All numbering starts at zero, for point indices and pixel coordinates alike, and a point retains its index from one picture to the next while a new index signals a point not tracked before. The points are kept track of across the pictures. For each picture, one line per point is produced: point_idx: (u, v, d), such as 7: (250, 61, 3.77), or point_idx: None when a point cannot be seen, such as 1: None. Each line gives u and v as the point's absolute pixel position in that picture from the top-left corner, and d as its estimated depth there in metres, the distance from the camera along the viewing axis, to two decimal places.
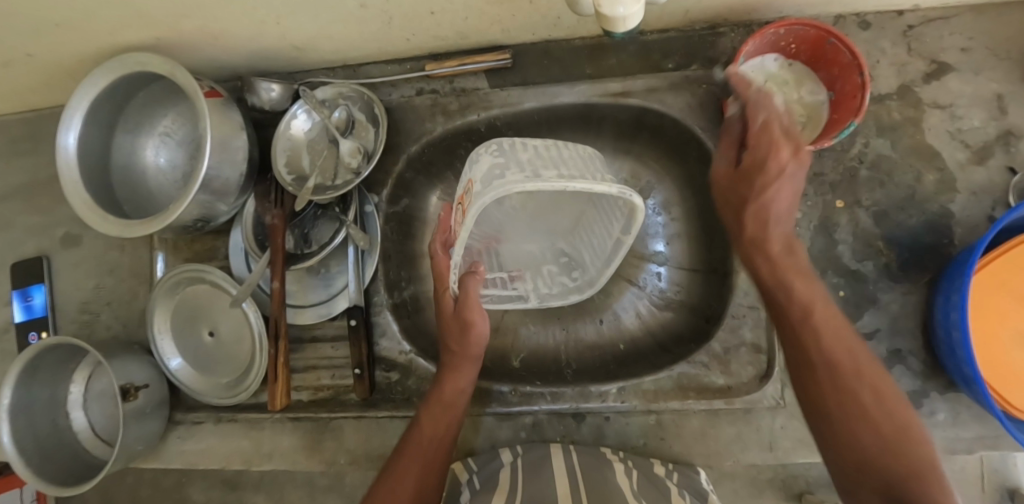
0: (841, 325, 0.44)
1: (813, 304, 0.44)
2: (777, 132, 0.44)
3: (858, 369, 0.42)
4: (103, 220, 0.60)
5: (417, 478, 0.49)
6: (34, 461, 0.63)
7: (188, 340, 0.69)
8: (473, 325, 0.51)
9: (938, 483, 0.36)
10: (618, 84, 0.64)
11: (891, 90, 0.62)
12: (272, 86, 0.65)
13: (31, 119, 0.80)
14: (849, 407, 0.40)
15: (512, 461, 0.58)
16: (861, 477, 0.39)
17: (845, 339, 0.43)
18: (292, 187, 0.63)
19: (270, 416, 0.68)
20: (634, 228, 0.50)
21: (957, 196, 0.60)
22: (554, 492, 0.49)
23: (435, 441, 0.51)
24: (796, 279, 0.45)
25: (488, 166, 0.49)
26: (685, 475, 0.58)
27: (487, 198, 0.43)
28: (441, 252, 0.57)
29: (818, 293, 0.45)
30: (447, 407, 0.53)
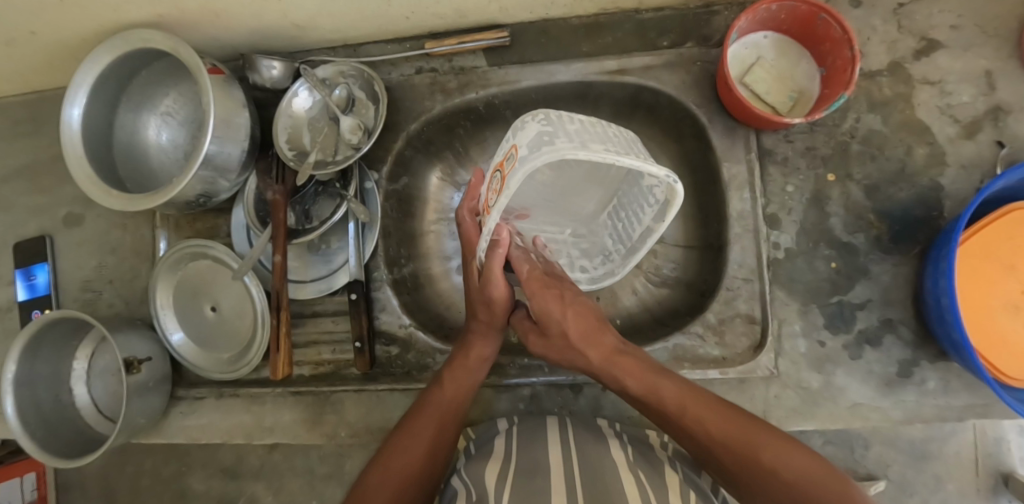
0: (712, 402, 0.45)
1: (684, 401, 0.44)
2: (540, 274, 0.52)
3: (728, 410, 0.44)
4: (107, 195, 0.60)
5: (432, 436, 0.50)
6: (37, 434, 0.63)
7: (191, 316, 0.70)
8: (494, 293, 0.50)
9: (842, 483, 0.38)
10: (614, 62, 0.65)
11: (881, 67, 0.63)
12: (273, 64, 0.66)
13: (33, 101, 0.80)
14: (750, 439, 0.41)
15: (507, 429, 0.58)
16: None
17: (724, 418, 0.43)
18: (293, 162, 0.64)
19: (270, 391, 0.69)
20: (667, 216, 0.50)
21: (947, 170, 0.61)
22: (546, 464, 0.50)
23: (454, 402, 0.52)
24: (661, 382, 0.46)
25: (533, 134, 0.46)
26: (679, 445, 0.59)
27: (537, 163, 0.41)
28: (469, 218, 0.56)
29: (677, 385, 0.46)
30: (468, 372, 0.54)
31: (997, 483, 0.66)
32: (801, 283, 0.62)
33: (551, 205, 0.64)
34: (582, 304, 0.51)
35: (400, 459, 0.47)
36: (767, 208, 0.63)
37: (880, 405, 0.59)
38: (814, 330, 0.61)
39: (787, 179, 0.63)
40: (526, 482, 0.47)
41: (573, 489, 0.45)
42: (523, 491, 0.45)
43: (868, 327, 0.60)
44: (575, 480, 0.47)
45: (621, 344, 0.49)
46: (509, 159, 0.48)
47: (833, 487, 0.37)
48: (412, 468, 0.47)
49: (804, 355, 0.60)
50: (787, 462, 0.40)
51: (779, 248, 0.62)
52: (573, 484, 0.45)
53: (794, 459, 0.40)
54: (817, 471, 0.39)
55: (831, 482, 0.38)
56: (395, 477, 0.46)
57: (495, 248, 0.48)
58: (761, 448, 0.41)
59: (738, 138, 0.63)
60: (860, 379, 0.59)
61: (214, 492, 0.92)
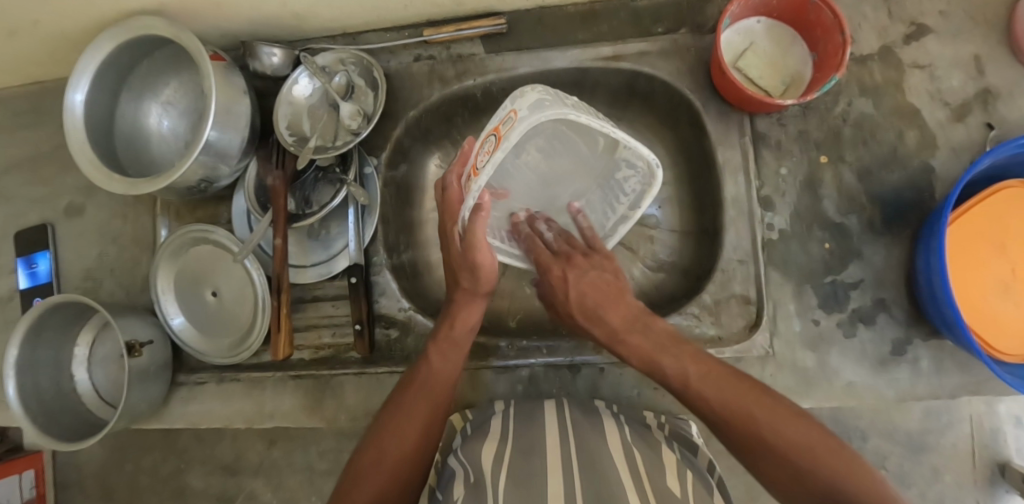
0: (724, 374, 0.45)
1: (686, 370, 0.46)
2: (546, 256, 0.57)
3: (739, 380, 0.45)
4: (109, 180, 0.61)
5: (425, 412, 0.50)
6: (38, 419, 0.64)
7: (193, 301, 0.70)
8: (480, 260, 0.50)
9: (836, 450, 0.39)
10: (609, 49, 0.66)
11: (872, 52, 0.64)
12: (274, 51, 0.67)
13: (34, 93, 0.81)
14: (751, 403, 0.43)
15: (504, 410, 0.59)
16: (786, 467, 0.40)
17: (727, 389, 0.44)
18: (293, 147, 0.65)
19: (271, 375, 0.70)
20: (640, 205, 0.56)
21: (938, 152, 0.62)
22: (543, 444, 0.50)
23: (443, 375, 0.53)
24: (665, 356, 0.48)
25: (532, 100, 0.48)
26: (674, 424, 0.59)
27: (542, 118, 0.44)
28: (457, 182, 0.55)
29: (686, 356, 0.47)
30: (456, 342, 0.55)
31: (994, 473, 0.66)
32: (795, 264, 0.62)
33: (529, 188, 0.66)
34: (599, 280, 0.55)
35: (394, 437, 0.48)
36: (761, 190, 0.64)
37: (875, 383, 0.60)
38: (809, 310, 0.61)
39: (780, 161, 0.64)
40: (524, 462, 0.47)
41: (569, 468, 0.46)
42: (522, 471, 0.45)
43: (862, 306, 0.61)
44: (572, 460, 0.47)
45: (638, 315, 0.52)
46: (505, 123, 0.48)
47: (823, 450, 0.39)
48: (408, 445, 0.48)
49: (799, 334, 0.61)
50: (780, 431, 0.41)
51: (773, 230, 0.63)
52: (569, 464, 0.46)
53: (796, 431, 0.40)
54: (810, 435, 0.40)
55: (826, 455, 0.39)
56: (391, 457, 0.47)
57: (479, 213, 0.48)
58: (761, 418, 0.42)
59: (732, 123, 0.64)
60: (854, 358, 0.60)
61: (213, 489, 0.92)
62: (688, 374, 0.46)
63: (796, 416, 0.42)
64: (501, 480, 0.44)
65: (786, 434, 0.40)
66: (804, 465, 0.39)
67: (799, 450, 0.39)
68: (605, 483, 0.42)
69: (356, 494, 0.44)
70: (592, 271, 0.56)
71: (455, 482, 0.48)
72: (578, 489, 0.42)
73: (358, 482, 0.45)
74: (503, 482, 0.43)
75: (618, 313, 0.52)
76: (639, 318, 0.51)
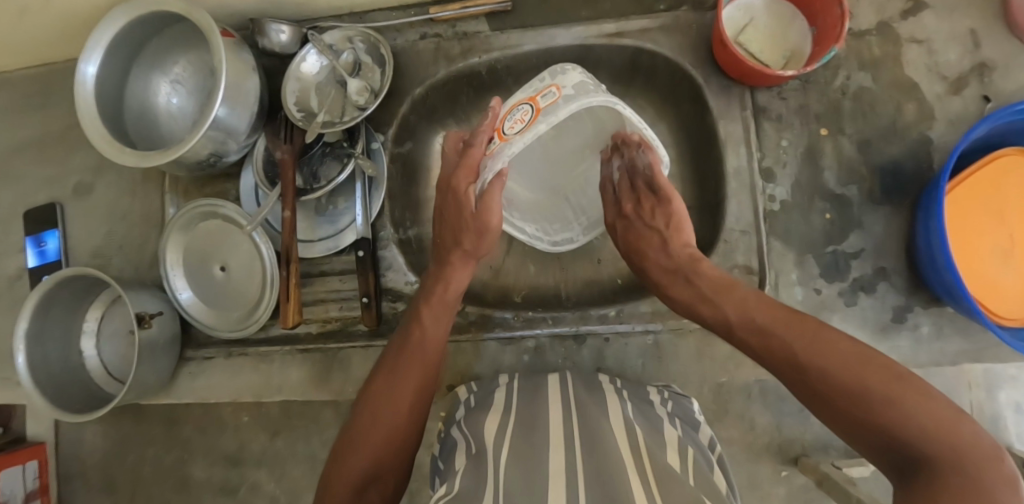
0: (767, 317, 0.39)
1: (725, 314, 0.42)
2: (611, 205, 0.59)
3: (791, 316, 0.38)
4: (120, 152, 0.62)
5: (420, 376, 0.48)
6: (47, 391, 0.65)
7: (200, 276, 0.71)
8: (491, 226, 0.52)
9: (904, 396, 0.30)
10: (612, 25, 0.67)
11: (870, 27, 0.66)
12: (282, 28, 0.68)
13: (43, 74, 0.82)
14: (796, 339, 0.36)
15: (507, 385, 0.57)
16: (832, 411, 0.33)
17: (772, 333, 0.37)
18: (302, 123, 0.66)
19: (279, 349, 0.70)
20: None
21: (936, 124, 0.63)
22: (546, 419, 0.48)
23: (435, 340, 0.51)
24: (704, 305, 0.45)
25: (575, 83, 0.50)
26: (679, 402, 0.54)
27: (598, 101, 0.46)
28: (480, 139, 0.52)
29: (727, 303, 0.43)
30: (446, 305, 0.54)
31: None
32: (797, 234, 0.63)
33: (532, 159, 0.67)
34: (645, 232, 0.55)
35: (389, 403, 0.46)
36: (762, 162, 0.65)
37: (876, 350, 0.61)
38: (811, 279, 0.62)
39: (781, 134, 0.65)
40: (526, 428, 0.47)
41: (571, 442, 0.44)
42: (524, 442, 0.44)
43: (863, 275, 0.62)
44: (572, 425, 0.47)
45: (681, 266, 0.50)
46: (546, 95, 0.49)
47: (883, 393, 0.30)
48: (403, 411, 0.46)
49: (801, 302, 0.62)
50: (830, 372, 0.33)
51: (775, 201, 0.64)
52: (570, 438, 0.44)
53: (852, 371, 0.32)
54: (870, 375, 0.31)
55: (884, 399, 0.30)
56: (385, 426, 0.45)
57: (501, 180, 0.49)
58: (803, 356, 0.35)
59: (734, 97, 0.65)
60: (855, 325, 0.61)
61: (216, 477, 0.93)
62: (731, 320, 0.42)
63: (853, 351, 0.33)
64: (502, 455, 0.42)
65: (837, 373, 0.32)
66: (851, 408, 0.31)
67: (844, 390, 0.32)
68: (607, 454, 0.40)
69: (352, 462, 0.43)
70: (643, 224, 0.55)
71: (457, 453, 0.47)
72: (579, 461, 0.40)
73: (353, 452, 0.44)
74: (504, 459, 0.41)
75: (663, 267, 0.51)
76: (680, 270, 0.50)
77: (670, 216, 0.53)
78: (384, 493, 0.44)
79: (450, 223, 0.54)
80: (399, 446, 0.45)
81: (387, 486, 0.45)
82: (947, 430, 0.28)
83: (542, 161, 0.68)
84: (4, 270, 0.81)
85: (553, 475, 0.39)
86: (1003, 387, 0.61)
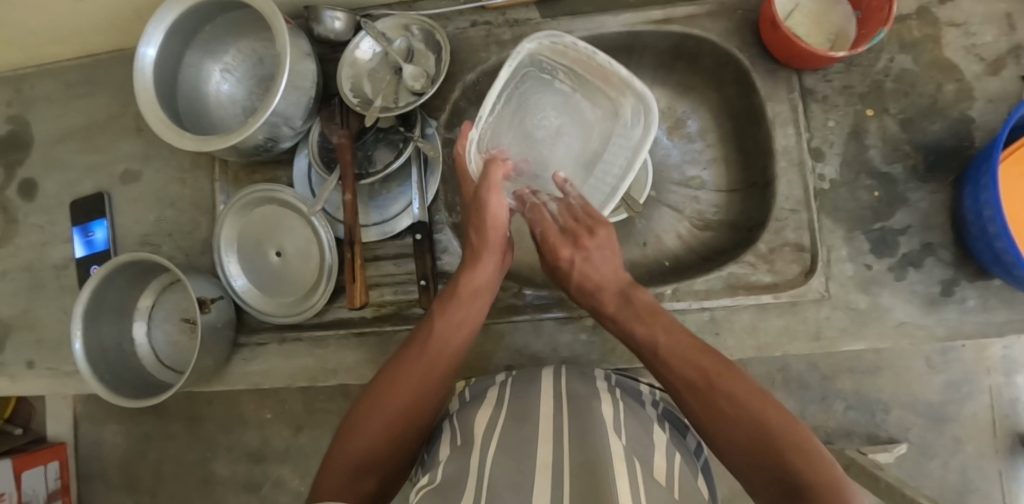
0: (693, 349, 0.47)
1: (655, 338, 0.49)
2: (554, 233, 0.59)
3: (714, 355, 0.46)
4: (181, 137, 0.63)
5: (422, 368, 0.50)
6: (104, 378, 0.65)
7: (255, 261, 0.71)
8: (489, 202, 0.58)
9: (802, 440, 0.38)
10: (658, 11, 0.68)
11: (910, 12, 0.68)
12: (337, 15, 0.69)
13: (86, 65, 0.83)
14: (723, 377, 0.43)
15: (503, 379, 0.53)
16: (754, 447, 0.39)
17: (689, 357, 0.46)
18: (359, 108, 0.67)
19: (334, 333, 0.70)
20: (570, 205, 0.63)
21: (976, 103, 0.65)
22: (537, 412, 0.45)
23: (448, 336, 0.53)
24: (638, 325, 0.51)
25: (631, 99, 0.64)
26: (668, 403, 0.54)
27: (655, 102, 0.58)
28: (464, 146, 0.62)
29: (658, 327, 0.50)
30: (463, 304, 0.56)
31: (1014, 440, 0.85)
32: (845, 211, 0.65)
33: (522, 129, 0.71)
34: (599, 258, 0.57)
35: (388, 391, 0.48)
36: (811, 142, 0.67)
37: (924, 322, 0.62)
38: (861, 255, 0.64)
39: (828, 114, 0.67)
40: (515, 419, 0.45)
41: (561, 437, 0.41)
42: (513, 439, 0.42)
43: (910, 251, 0.64)
44: (562, 408, 0.45)
45: (622, 290, 0.55)
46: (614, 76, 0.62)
47: (789, 436, 0.39)
48: (404, 398, 0.47)
49: (852, 277, 0.64)
50: (757, 413, 0.41)
51: (824, 180, 0.66)
52: (561, 432, 0.42)
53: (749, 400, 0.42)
54: (775, 418, 0.40)
55: (794, 442, 0.38)
56: (383, 414, 0.46)
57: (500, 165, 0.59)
58: (722, 388, 0.43)
59: (781, 80, 0.67)
60: (904, 299, 0.63)
61: (240, 473, 1.05)
62: (659, 345, 0.48)
63: (756, 389, 0.43)
64: (489, 451, 0.41)
65: (755, 411, 0.41)
66: (766, 442, 0.39)
67: (763, 427, 0.40)
68: (594, 449, 0.38)
69: (352, 446, 0.45)
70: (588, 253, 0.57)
71: (442, 445, 0.47)
72: (567, 453, 0.39)
73: (354, 433, 0.46)
74: (489, 458, 0.40)
75: (608, 294, 0.56)
76: (621, 290, 0.55)
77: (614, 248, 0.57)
78: (380, 481, 0.44)
79: (471, 220, 0.61)
80: (396, 438, 0.46)
81: (382, 475, 0.45)
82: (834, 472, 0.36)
83: (513, 115, 0.71)
84: (50, 259, 0.81)
85: (540, 468, 0.38)
86: (1019, 371, 0.85)
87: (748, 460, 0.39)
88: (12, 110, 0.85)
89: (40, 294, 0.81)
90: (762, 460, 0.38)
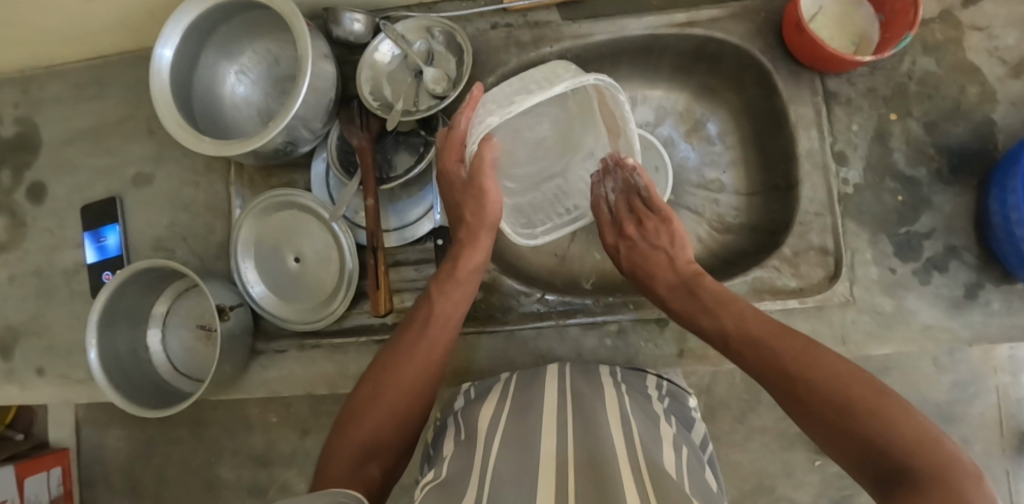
0: (764, 330, 0.45)
1: (720, 323, 0.49)
2: (606, 223, 0.65)
3: (791, 335, 0.44)
4: (200, 141, 0.61)
5: (423, 352, 0.50)
6: (120, 386, 0.63)
7: (273, 267, 0.70)
8: (485, 188, 0.55)
9: (890, 412, 0.35)
10: (682, 14, 0.68)
11: (932, 15, 0.68)
12: (355, 17, 0.68)
13: (96, 66, 0.81)
14: (792, 351, 0.42)
15: (507, 376, 0.54)
16: (831, 418, 0.37)
17: (765, 347, 0.44)
18: (379, 111, 0.66)
19: (355, 339, 0.69)
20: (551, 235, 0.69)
21: (998, 106, 0.65)
22: (542, 405, 0.46)
23: (443, 319, 0.53)
24: (703, 315, 0.52)
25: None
26: (675, 399, 0.53)
27: None
28: (463, 120, 0.56)
29: (726, 315, 0.49)
30: (459, 286, 0.56)
31: None
32: (869, 214, 0.65)
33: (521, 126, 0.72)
34: (653, 248, 0.60)
35: (389, 375, 0.48)
36: (835, 146, 0.67)
37: (949, 325, 0.62)
38: (885, 258, 0.64)
39: (852, 118, 0.67)
40: (519, 413, 0.45)
41: (565, 429, 0.41)
42: (517, 430, 0.42)
43: (935, 254, 0.64)
44: (565, 404, 0.46)
45: (684, 282, 0.56)
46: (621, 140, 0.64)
47: (868, 405, 0.36)
48: (406, 384, 0.47)
49: (877, 281, 0.64)
50: (829, 386, 0.38)
51: (848, 184, 0.66)
52: (565, 426, 0.42)
53: (832, 388, 0.38)
54: (855, 391, 0.37)
55: (877, 411, 0.35)
56: (387, 395, 0.46)
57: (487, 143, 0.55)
58: (794, 366, 0.41)
59: (804, 82, 0.67)
60: (929, 302, 0.63)
61: (246, 478, 1.03)
62: (727, 330, 0.48)
63: (837, 364, 0.39)
64: (492, 443, 0.41)
65: (829, 385, 0.38)
66: (845, 415, 0.36)
67: (839, 398, 0.37)
68: (600, 448, 0.38)
69: (356, 434, 0.44)
70: (642, 242, 0.61)
71: (447, 440, 0.47)
72: (570, 445, 0.39)
73: (357, 419, 0.45)
74: (492, 451, 0.40)
75: (665, 283, 0.58)
76: (685, 283, 0.56)
77: (673, 235, 0.60)
78: (385, 466, 0.44)
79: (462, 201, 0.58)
80: (404, 417, 0.46)
81: (387, 459, 0.45)
82: (927, 443, 0.32)
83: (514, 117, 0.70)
84: (59, 264, 0.80)
85: (545, 460, 0.37)
86: None
87: (827, 433, 0.37)
88: (20, 111, 0.83)
89: (49, 299, 0.79)
90: (842, 434, 0.36)
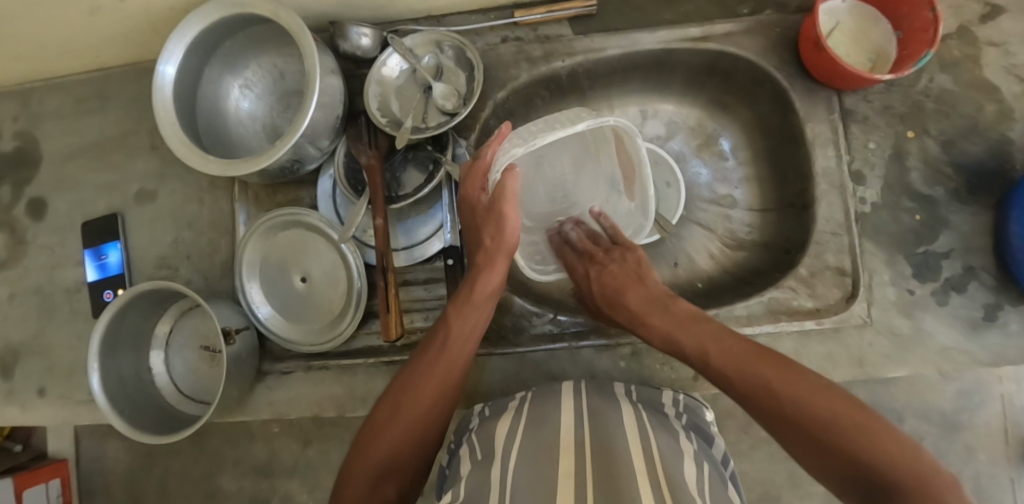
0: (741, 349, 0.44)
1: (702, 344, 0.47)
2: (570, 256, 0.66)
3: (768, 353, 0.43)
4: (205, 160, 0.60)
5: (441, 373, 0.48)
6: (123, 411, 0.62)
7: (279, 287, 0.69)
8: (505, 215, 0.53)
9: (877, 429, 0.36)
10: (696, 29, 0.67)
11: (949, 31, 0.67)
12: (363, 31, 0.67)
13: (97, 79, 0.80)
14: (775, 370, 0.41)
15: (522, 395, 0.52)
16: (819, 439, 0.37)
17: (748, 371, 0.42)
18: (388, 127, 0.64)
19: (363, 361, 0.68)
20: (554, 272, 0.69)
21: (1016, 124, 0.65)
22: (557, 420, 0.45)
23: (461, 341, 0.51)
24: (682, 332, 0.49)
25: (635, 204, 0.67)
26: (692, 412, 0.52)
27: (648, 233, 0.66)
28: (487, 151, 0.56)
29: (704, 334, 0.48)
30: (478, 307, 0.53)
31: None
32: (886, 234, 0.64)
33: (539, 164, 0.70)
34: (620, 271, 0.59)
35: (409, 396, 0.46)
36: (851, 165, 0.66)
37: (968, 347, 0.61)
38: (903, 279, 0.63)
39: (868, 136, 0.66)
40: (534, 429, 0.44)
41: (583, 447, 0.40)
42: (533, 446, 0.41)
43: (953, 275, 0.63)
44: (583, 420, 0.45)
45: (657, 296, 0.54)
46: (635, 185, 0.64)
47: (854, 425, 0.36)
48: (424, 407, 0.46)
49: (895, 302, 0.63)
50: (813, 407, 0.38)
51: (865, 203, 0.65)
52: (583, 443, 0.41)
53: (820, 402, 0.38)
54: (842, 409, 0.37)
55: (864, 431, 0.36)
56: (407, 413, 0.45)
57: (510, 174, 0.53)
58: (779, 387, 0.40)
59: (821, 100, 0.66)
60: (947, 324, 0.62)
61: (246, 491, 1.00)
62: (708, 352, 0.46)
63: (817, 382, 0.40)
64: (508, 462, 0.40)
65: (815, 405, 0.38)
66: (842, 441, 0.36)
67: (828, 419, 0.37)
68: (620, 471, 0.37)
69: (371, 453, 0.44)
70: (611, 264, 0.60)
71: (462, 460, 0.45)
72: (590, 463, 0.38)
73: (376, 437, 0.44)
74: (510, 467, 0.39)
75: (637, 298, 0.55)
76: (658, 300, 0.54)
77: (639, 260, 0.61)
78: (401, 486, 0.44)
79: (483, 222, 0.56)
80: (420, 437, 0.45)
81: (404, 481, 0.44)
82: (915, 459, 0.34)
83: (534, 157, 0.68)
84: (59, 281, 0.78)
85: (563, 476, 0.37)
86: None
87: (821, 455, 0.37)
88: (19, 124, 0.81)
89: (50, 317, 0.78)
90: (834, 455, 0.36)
